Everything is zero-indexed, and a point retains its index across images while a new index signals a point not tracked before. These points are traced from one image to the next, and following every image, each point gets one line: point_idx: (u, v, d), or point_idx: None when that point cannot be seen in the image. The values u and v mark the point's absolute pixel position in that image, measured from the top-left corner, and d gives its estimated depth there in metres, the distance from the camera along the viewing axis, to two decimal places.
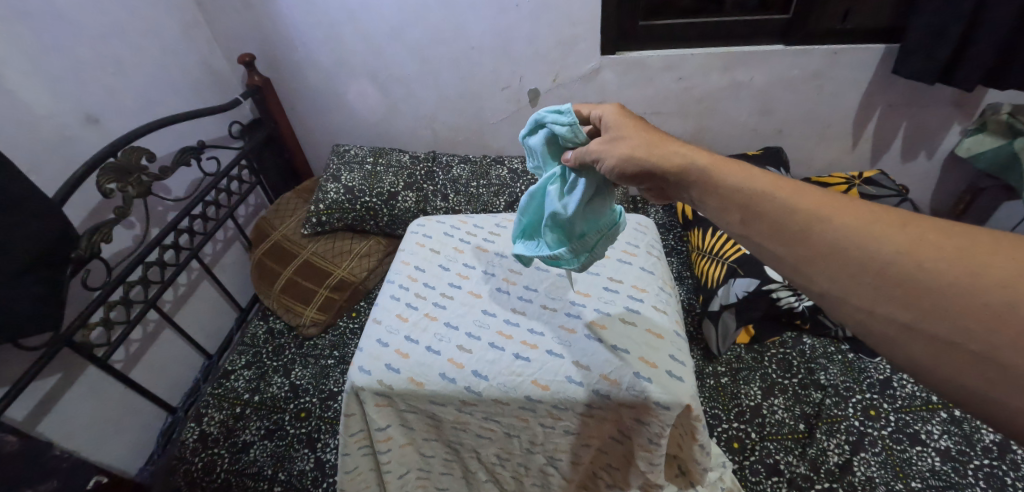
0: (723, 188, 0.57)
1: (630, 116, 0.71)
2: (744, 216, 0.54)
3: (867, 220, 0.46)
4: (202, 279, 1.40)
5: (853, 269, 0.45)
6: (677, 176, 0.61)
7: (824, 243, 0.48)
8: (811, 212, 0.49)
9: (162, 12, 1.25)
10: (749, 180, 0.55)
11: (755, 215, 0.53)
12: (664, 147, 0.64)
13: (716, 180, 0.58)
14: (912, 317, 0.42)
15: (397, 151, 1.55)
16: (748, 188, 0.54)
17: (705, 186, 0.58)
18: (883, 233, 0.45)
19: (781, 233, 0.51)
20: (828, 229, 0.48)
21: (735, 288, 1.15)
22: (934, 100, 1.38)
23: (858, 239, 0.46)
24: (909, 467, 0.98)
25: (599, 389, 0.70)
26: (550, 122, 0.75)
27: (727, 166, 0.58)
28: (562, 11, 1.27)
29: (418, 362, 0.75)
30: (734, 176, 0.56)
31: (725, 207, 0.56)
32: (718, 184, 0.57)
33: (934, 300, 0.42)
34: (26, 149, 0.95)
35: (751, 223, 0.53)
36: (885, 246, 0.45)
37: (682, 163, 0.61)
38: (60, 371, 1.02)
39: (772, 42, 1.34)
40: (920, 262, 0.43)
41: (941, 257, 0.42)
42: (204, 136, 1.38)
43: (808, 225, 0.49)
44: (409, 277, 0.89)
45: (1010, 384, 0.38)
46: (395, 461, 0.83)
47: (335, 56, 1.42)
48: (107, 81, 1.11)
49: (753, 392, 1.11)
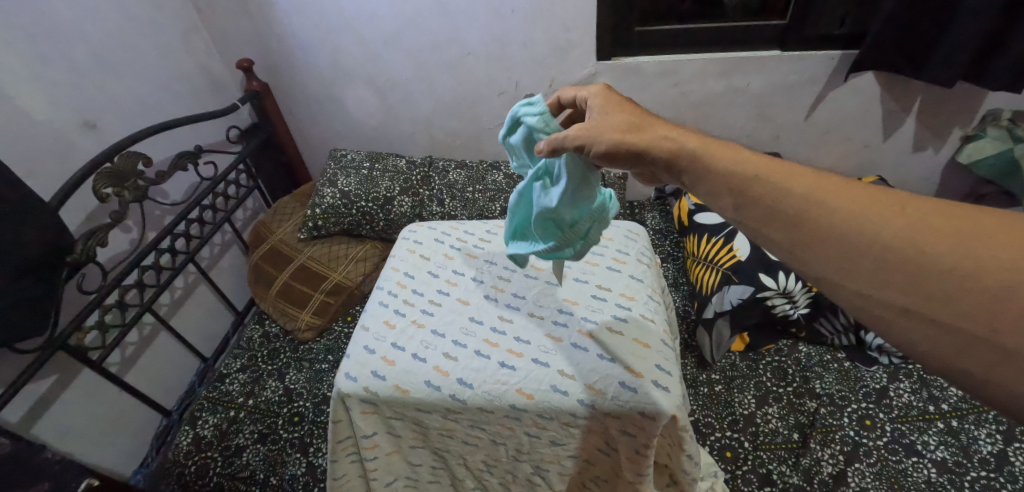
0: (715, 173, 0.56)
1: (615, 100, 0.71)
2: (738, 200, 0.53)
3: (865, 204, 0.46)
4: (199, 283, 1.41)
5: (854, 257, 0.44)
6: (668, 161, 0.61)
7: (819, 227, 0.47)
8: (805, 197, 0.48)
9: (161, 18, 1.27)
10: (741, 166, 0.54)
11: (748, 199, 0.52)
12: (646, 135, 0.63)
13: (709, 165, 0.57)
14: (911, 302, 0.41)
15: (393, 156, 1.55)
16: (740, 172, 0.54)
17: (697, 171, 0.58)
18: (880, 215, 0.44)
19: (773, 219, 0.50)
20: (825, 212, 0.47)
21: (730, 295, 1.14)
22: (934, 105, 1.36)
23: (857, 221, 0.45)
24: (905, 479, 0.96)
25: (583, 399, 0.70)
26: (524, 114, 0.75)
27: (720, 150, 0.57)
28: (557, 17, 1.27)
29: (403, 369, 0.75)
30: (727, 162, 0.56)
31: (716, 192, 0.55)
32: (709, 170, 0.56)
33: (934, 285, 0.40)
34: (24, 155, 0.96)
35: (745, 209, 0.52)
36: (883, 231, 0.43)
37: (673, 148, 0.60)
38: (56, 373, 1.03)
39: (768, 48, 1.33)
40: (918, 247, 0.42)
41: (938, 242, 0.41)
42: (201, 141, 1.39)
43: (802, 209, 0.48)
44: (398, 284, 0.89)
45: (1009, 368, 0.37)
46: (382, 468, 0.83)
47: (333, 62, 1.43)
48: (105, 87, 1.12)
49: (746, 401, 1.10)
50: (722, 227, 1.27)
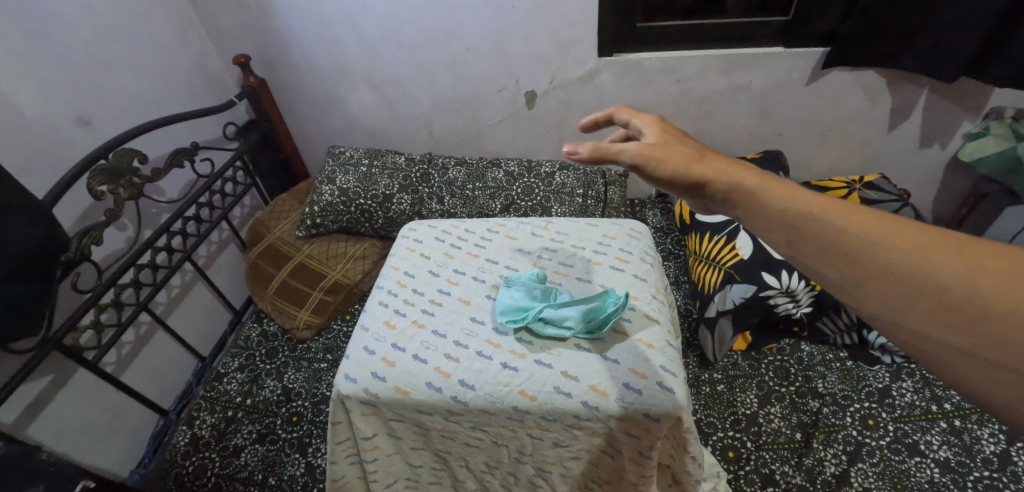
0: (767, 208, 0.51)
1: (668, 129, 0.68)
2: (788, 236, 0.49)
3: (921, 242, 0.42)
4: (196, 281, 1.40)
5: (906, 292, 0.41)
6: (724, 196, 0.56)
7: (873, 266, 0.43)
8: (858, 234, 0.45)
9: (157, 13, 1.25)
10: (793, 201, 0.50)
11: (800, 235, 0.48)
12: (709, 165, 0.58)
13: (763, 199, 0.52)
14: (974, 345, 0.38)
15: (393, 153, 1.53)
16: (794, 207, 0.49)
17: (749, 207, 0.53)
18: (940, 255, 0.41)
19: (823, 256, 0.46)
20: (878, 252, 0.43)
21: (732, 294, 1.13)
22: (937, 102, 1.35)
23: (915, 262, 0.41)
24: (907, 479, 0.96)
25: (587, 401, 0.69)
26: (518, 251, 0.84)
27: (775, 186, 0.52)
28: (557, 12, 1.26)
29: (403, 370, 0.73)
30: (780, 198, 0.51)
31: (768, 228, 0.51)
32: (761, 205, 0.52)
33: (999, 330, 0.37)
34: (16, 152, 0.94)
35: (798, 246, 0.48)
36: (943, 272, 0.40)
37: (728, 182, 0.56)
38: (51, 373, 1.01)
39: (771, 44, 1.32)
40: (981, 290, 0.38)
41: (1004, 286, 0.38)
42: (197, 138, 1.38)
43: (856, 246, 0.44)
44: (398, 283, 0.88)
45: None
46: (382, 470, 0.82)
47: (331, 58, 1.42)
48: (99, 82, 1.10)
49: (749, 400, 1.10)
50: (724, 225, 1.26)
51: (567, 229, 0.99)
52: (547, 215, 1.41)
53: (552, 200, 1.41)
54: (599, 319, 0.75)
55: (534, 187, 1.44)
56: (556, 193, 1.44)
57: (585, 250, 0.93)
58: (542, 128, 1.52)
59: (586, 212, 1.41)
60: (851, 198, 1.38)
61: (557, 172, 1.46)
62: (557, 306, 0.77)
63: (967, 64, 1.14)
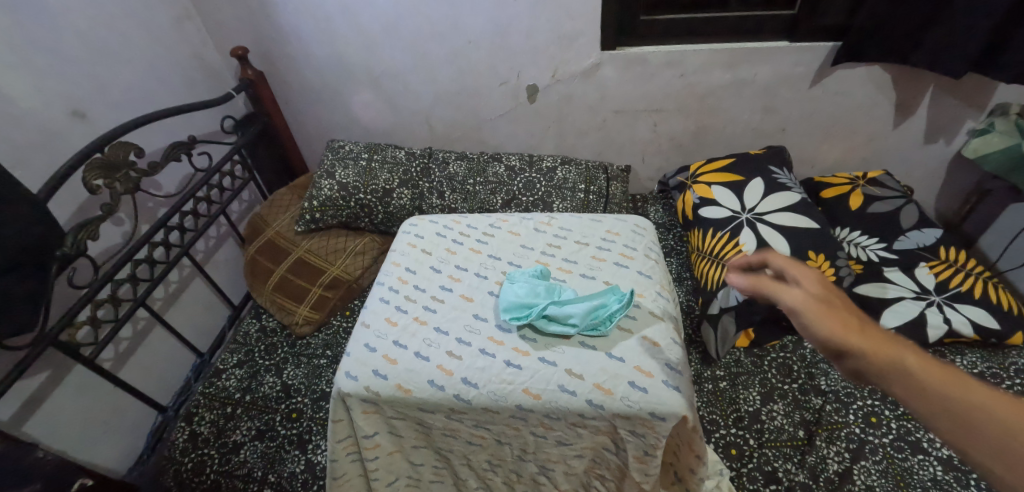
0: (933, 391, 0.50)
1: (811, 272, 0.68)
2: (955, 424, 0.48)
3: None
4: (194, 276, 1.39)
5: None
6: (882, 368, 0.54)
7: None
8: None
9: (152, 4, 1.23)
10: (964, 391, 0.49)
11: (973, 427, 0.47)
12: (871, 336, 0.57)
13: (932, 387, 0.50)
14: None
15: (393, 147, 1.51)
16: (968, 398, 0.48)
17: (913, 388, 0.51)
18: None
19: (998, 455, 0.45)
20: None
21: (735, 290, 1.12)
22: (943, 98, 1.34)
23: None
24: (911, 477, 0.96)
25: (592, 399, 0.68)
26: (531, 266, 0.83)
27: (946, 374, 0.51)
28: (560, 5, 1.24)
29: (405, 368, 0.73)
30: (954, 386, 0.50)
31: (932, 411, 0.49)
32: (926, 387, 0.51)
33: None
34: (10, 145, 0.93)
35: (970, 437, 0.46)
36: None
37: (890, 357, 0.54)
38: (48, 369, 1.01)
39: (776, 38, 1.30)
40: None
41: None
42: (194, 131, 1.36)
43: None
44: (399, 279, 0.87)
45: None
46: (383, 469, 0.81)
47: (330, 51, 1.40)
48: (94, 75, 1.09)
49: (752, 398, 1.09)
50: (727, 222, 1.25)
51: (570, 225, 0.98)
52: (549, 210, 1.40)
53: (553, 195, 1.40)
54: (603, 316, 0.75)
55: (536, 183, 1.42)
56: (558, 189, 1.42)
57: (588, 246, 0.92)
58: (544, 122, 1.50)
59: (588, 207, 1.40)
60: (855, 194, 1.37)
61: (559, 167, 1.45)
62: (562, 303, 0.75)
63: (974, 59, 1.13)
